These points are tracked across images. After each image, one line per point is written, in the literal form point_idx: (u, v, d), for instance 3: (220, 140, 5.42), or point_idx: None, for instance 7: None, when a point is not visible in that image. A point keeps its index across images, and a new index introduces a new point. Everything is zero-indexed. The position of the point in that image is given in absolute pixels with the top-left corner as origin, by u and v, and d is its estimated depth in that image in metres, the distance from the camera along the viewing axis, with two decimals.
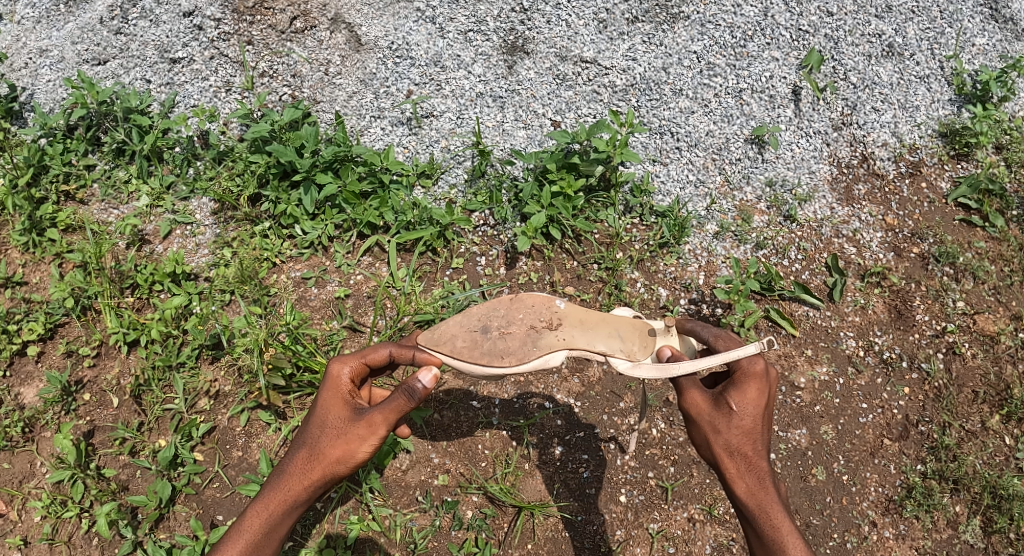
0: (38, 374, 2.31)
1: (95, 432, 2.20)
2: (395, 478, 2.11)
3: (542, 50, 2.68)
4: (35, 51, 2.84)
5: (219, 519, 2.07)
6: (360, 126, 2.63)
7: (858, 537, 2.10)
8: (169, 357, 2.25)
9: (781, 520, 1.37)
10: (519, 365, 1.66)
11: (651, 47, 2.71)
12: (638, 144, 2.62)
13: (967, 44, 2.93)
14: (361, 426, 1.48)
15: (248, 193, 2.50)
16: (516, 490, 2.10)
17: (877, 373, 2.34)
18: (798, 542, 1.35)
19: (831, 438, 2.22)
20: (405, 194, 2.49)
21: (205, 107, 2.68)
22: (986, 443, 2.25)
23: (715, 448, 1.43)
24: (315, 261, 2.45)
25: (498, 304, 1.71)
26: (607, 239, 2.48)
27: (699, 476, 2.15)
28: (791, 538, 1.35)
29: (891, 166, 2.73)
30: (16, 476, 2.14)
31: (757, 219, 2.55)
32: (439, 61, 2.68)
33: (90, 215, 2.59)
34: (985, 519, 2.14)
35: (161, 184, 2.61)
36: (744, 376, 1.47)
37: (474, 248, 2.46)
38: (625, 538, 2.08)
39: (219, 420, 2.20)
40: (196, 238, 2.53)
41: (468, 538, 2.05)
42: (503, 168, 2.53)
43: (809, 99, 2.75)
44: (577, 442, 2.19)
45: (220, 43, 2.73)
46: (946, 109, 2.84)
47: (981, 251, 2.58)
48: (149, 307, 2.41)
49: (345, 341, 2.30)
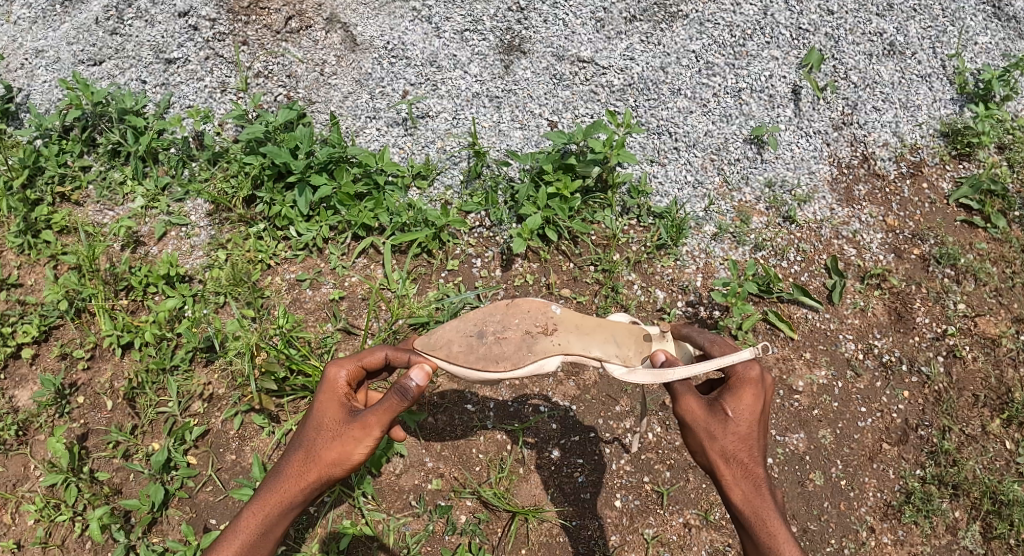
0: (32, 376, 2.30)
1: (89, 436, 2.19)
2: (388, 482, 2.10)
3: (539, 50, 2.66)
4: (31, 52, 2.82)
5: (212, 522, 2.06)
6: (356, 127, 2.61)
7: (856, 542, 2.08)
8: (162, 360, 2.23)
9: (778, 527, 1.35)
10: (514, 370, 1.64)
11: (649, 47, 2.69)
12: (636, 144, 2.60)
13: (969, 42, 2.90)
14: (356, 427, 1.46)
15: (243, 194, 2.49)
16: (511, 495, 2.09)
17: (876, 376, 2.31)
18: (795, 549, 1.32)
19: (830, 442, 2.20)
20: (401, 195, 2.47)
21: (200, 107, 2.66)
22: (986, 448, 2.22)
23: (711, 454, 1.41)
24: (310, 263, 2.43)
25: (494, 309, 1.69)
26: (604, 241, 2.46)
27: (695, 481, 2.13)
28: (788, 545, 1.32)
29: (892, 167, 2.70)
30: (10, 480, 2.13)
31: (755, 220, 2.53)
32: (436, 61, 2.66)
33: (85, 217, 2.58)
34: (985, 524, 2.11)
35: (156, 185, 2.60)
36: (739, 382, 1.45)
37: (470, 250, 2.44)
38: (621, 543, 2.06)
39: (213, 423, 2.20)
40: (190, 240, 2.51)
41: (463, 542, 2.03)
42: (499, 169, 2.52)
43: (809, 98, 2.72)
44: (572, 446, 2.17)
45: (215, 43, 2.72)
46: (948, 109, 2.81)
47: (983, 252, 2.55)
48: (144, 309, 2.40)
49: (339, 344, 2.28)
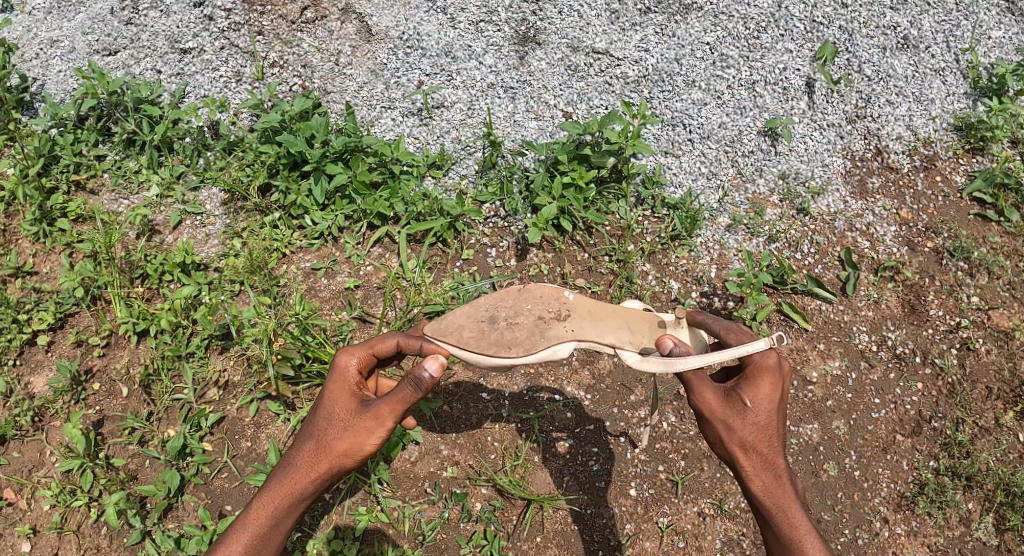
0: (48, 363, 2.31)
1: (104, 422, 2.20)
2: (403, 470, 2.10)
3: (554, 41, 2.67)
4: (46, 42, 2.83)
5: (227, 509, 2.07)
6: (371, 117, 2.62)
7: (870, 533, 2.08)
8: (178, 347, 2.25)
9: (799, 518, 1.35)
10: (527, 356, 1.64)
11: (664, 39, 2.69)
12: (650, 136, 2.60)
13: (983, 36, 2.89)
14: (368, 418, 1.46)
15: (259, 183, 2.49)
16: (525, 483, 2.09)
17: (890, 368, 2.32)
18: (817, 541, 1.33)
19: (843, 433, 2.20)
20: (416, 184, 2.48)
21: (216, 97, 2.67)
22: (1000, 440, 2.22)
23: (731, 446, 1.41)
24: (325, 252, 2.45)
25: (505, 295, 1.70)
26: (618, 232, 2.46)
27: (709, 470, 2.14)
28: (810, 538, 1.33)
29: (905, 160, 2.70)
30: (25, 466, 2.14)
31: (769, 212, 2.53)
32: (451, 52, 2.66)
33: (101, 205, 2.59)
34: (998, 517, 2.11)
35: (171, 174, 2.61)
36: (756, 371, 1.46)
37: (485, 239, 2.45)
38: (635, 532, 2.06)
39: (228, 410, 2.21)
40: (206, 229, 2.52)
41: (478, 530, 2.04)
42: (514, 160, 2.52)
43: (823, 91, 2.72)
44: (587, 434, 2.18)
45: (230, 33, 2.73)
46: (961, 102, 2.81)
47: (996, 246, 2.55)
48: (160, 297, 2.41)
49: (354, 332, 2.29)
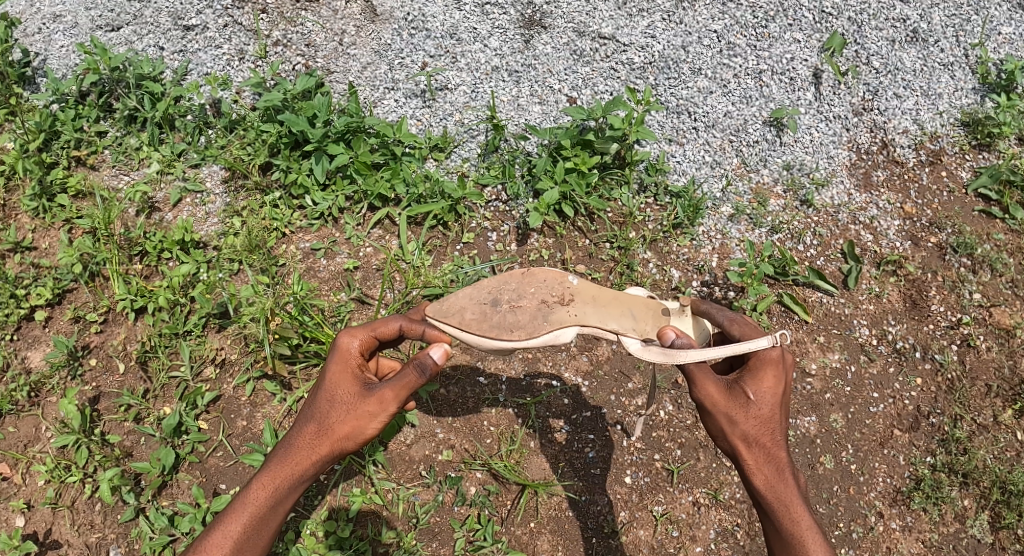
0: (45, 338, 2.30)
1: (100, 399, 2.19)
2: (399, 452, 2.10)
3: (560, 25, 2.65)
4: (48, 17, 2.81)
5: (222, 487, 2.08)
6: (373, 98, 2.60)
7: (864, 527, 2.08)
8: (176, 325, 2.24)
9: (801, 514, 1.34)
10: (528, 339, 1.63)
11: (671, 25, 2.67)
12: (654, 123, 2.59)
13: (993, 32, 2.85)
14: (372, 402, 1.45)
15: (260, 161, 2.48)
16: (520, 468, 2.09)
17: (889, 363, 2.31)
18: (818, 537, 1.31)
19: (841, 426, 2.20)
20: (417, 166, 2.47)
21: (218, 75, 2.66)
22: (998, 438, 2.20)
23: (733, 439, 1.39)
24: (325, 233, 2.44)
25: (509, 277, 1.67)
26: (620, 219, 2.45)
27: (705, 460, 2.13)
28: (811, 534, 1.31)
29: (912, 154, 2.68)
30: (20, 441, 2.13)
31: (773, 202, 2.52)
32: (456, 34, 2.64)
33: (101, 181, 2.57)
34: (994, 514, 2.10)
35: (172, 151, 2.59)
36: (759, 364, 1.45)
37: (486, 223, 2.44)
38: (629, 520, 2.06)
39: (225, 389, 2.20)
40: (206, 207, 2.50)
41: (471, 514, 2.03)
42: (516, 144, 2.50)
43: (830, 82, 2.70)
44: (583, 421, 2.17)
45: (234, 11, 2.72)
46: (969, 98, 2.78)
47: (1000, 243, 2.52)
48: (158, 275, 2.39)
49: (352, 314, 2.28)
